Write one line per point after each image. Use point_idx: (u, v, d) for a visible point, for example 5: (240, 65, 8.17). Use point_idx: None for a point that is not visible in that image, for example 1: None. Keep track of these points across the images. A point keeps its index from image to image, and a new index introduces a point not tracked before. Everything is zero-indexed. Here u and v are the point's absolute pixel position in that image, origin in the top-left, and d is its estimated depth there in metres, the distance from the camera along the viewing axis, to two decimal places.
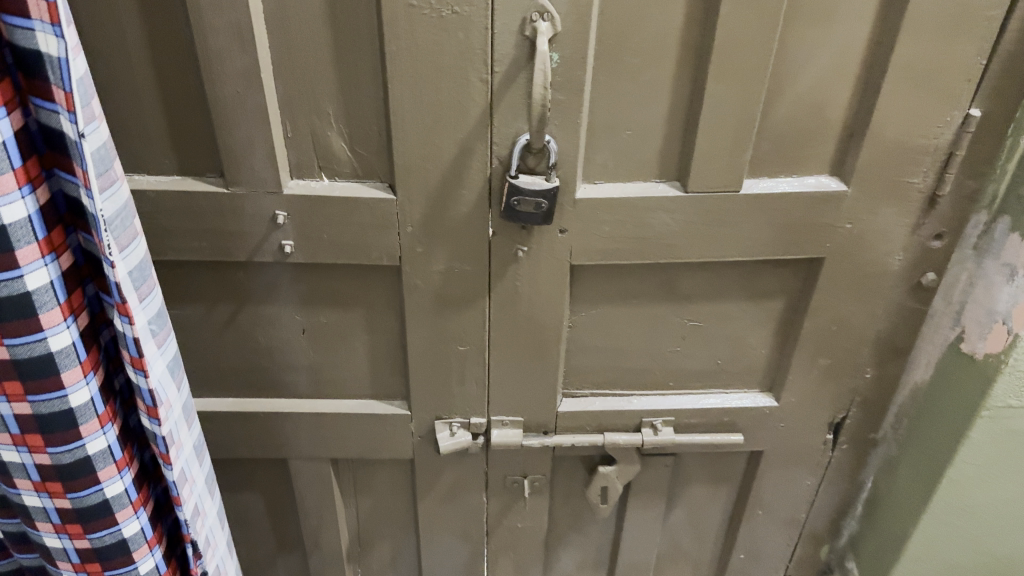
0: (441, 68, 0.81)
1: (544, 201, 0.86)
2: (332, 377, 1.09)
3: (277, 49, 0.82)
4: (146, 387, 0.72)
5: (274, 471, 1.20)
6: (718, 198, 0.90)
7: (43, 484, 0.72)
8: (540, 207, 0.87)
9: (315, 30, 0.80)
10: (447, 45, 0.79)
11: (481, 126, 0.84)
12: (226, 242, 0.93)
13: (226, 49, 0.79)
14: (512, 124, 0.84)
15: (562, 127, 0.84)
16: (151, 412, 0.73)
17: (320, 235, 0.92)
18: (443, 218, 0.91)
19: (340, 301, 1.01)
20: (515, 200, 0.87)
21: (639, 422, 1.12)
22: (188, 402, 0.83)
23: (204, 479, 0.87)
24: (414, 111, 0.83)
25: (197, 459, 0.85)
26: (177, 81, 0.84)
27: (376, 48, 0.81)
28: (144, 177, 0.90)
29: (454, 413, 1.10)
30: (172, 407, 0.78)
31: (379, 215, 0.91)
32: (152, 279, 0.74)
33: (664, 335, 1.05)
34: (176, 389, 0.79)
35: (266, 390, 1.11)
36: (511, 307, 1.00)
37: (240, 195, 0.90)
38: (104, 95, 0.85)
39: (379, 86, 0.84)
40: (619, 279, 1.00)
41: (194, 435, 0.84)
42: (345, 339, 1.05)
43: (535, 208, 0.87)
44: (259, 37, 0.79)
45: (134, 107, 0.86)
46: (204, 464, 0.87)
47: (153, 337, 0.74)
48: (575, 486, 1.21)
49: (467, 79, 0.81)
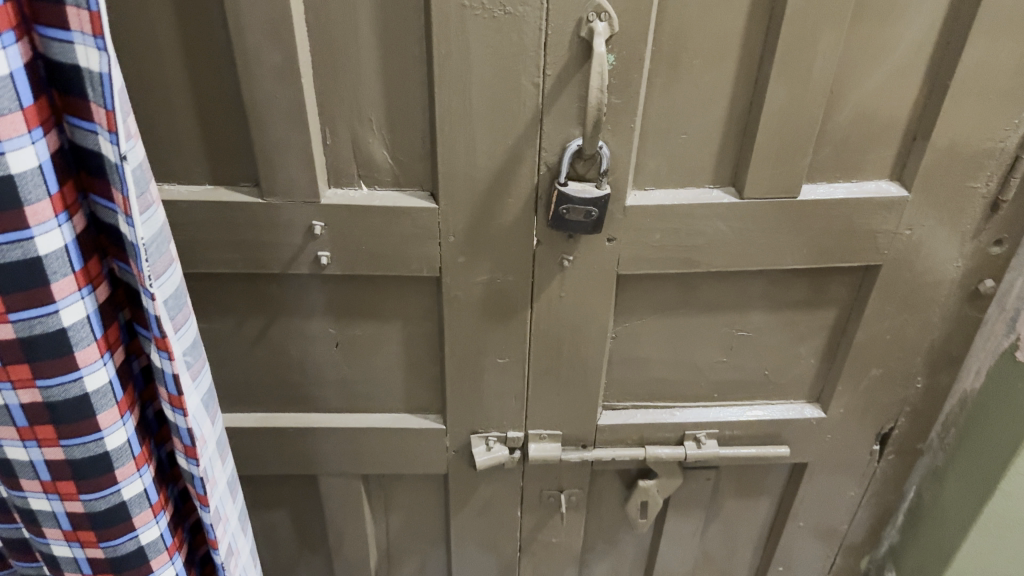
0: (490, 72, 0.77)
1: (594, 209, 0.83)
2: (364, 391, 1.05)
3: (319, 52, 0.78)
4: (185, 426, 0.68)
5: (302, 487, 1.17)
6: (774, 204, 0.86)
7: (75, 532, 0.69)
8: (590, 215, 0.83)
9: (359, 32, 0.76)
10: (498, 47, 0.75)
11: (531, 133, 0.81)
12: (259, 254, 0.90)
13: (265, 52, 0.76)
14: (563, 129, 0.80)
15: (616, 132, 0.80)
16: (189, 452, 0.69)
17: (358, 246, 0.89)
18: (486, 227, 0.88)
19: (375, 314, 0.97)
20: (564, 209, 0.83)
21: (681, 435, 1.09)
22: (222, 436, 0.80)
23: (237, 514, 0.84)
24: (461, 116, 0.79)
25: (231, 494, 0.82)
26: (211, 86, 0.80)
27: (423, 50, 0.77)
28: (174, 187, 0.87)
29: (490, 427, 1.07)
30: (206, 443, 0.75)
31: (420, 225, 0.87)
32: (185, 308, 0.71)
33: (710, 345, 1.01)
34: (210, 423, 0.77)
35: (296, 405, 1.07)
36: (554, 318, 0.96)
37: (275, 205, 0.86)
38: (135, 102, 0.81)
39: (424, 91, 0.80)
40: (666, 288, 0.96)
41: (227, 470, 0.81)
42: (379, 353, 1.01)
43: (585, 217, 0.83)
44: (300, 39, 0.76)
45: (165, 113, 0.82)
46: (237, 499, 0.84)
47: (188, 369, 0.72)
48: (612, 500, 1.18)
49: (518, 83, 0.78)
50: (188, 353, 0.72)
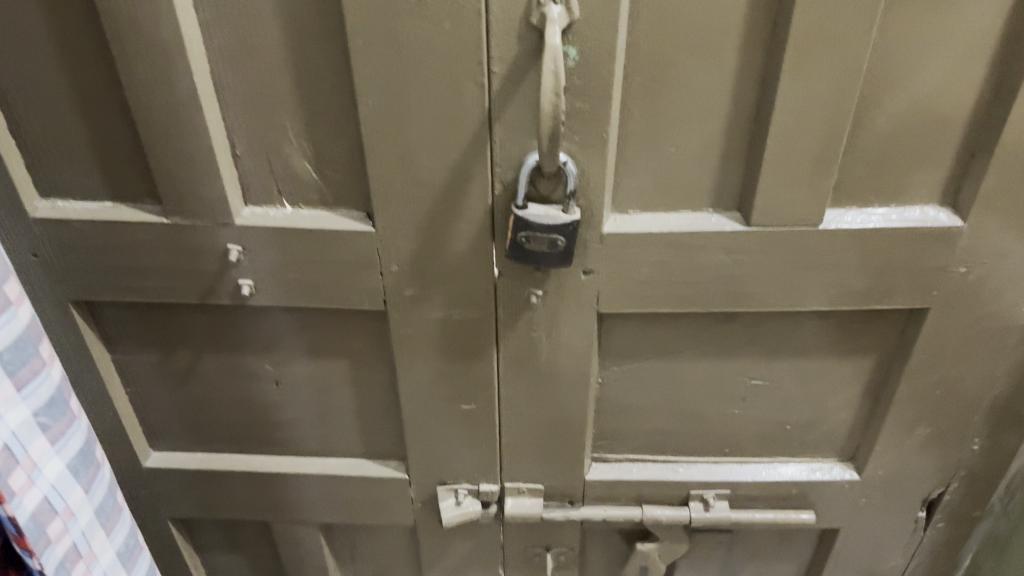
0: (422, 71, 0.62)
1: (560, 239, 0.67)
2: (316, 434, 0.91)
3: (218, 45, 0.64)
4: (5, 515, 0.56)
5: (259, 531, 1.04)
6: (789, 233, 0.69)
7: None
8: (556, 246, 0.67)
9: (262, 20, 0.62)
10: (430, 39, 0.60)
11: (478, 144, 0.65)
12: (171, 281, 0.76)
13: (147, 45, 0.62)
14: (517, 140, 0.65)
15: (585, 144, 0.64)
16: (20, 542, 0.57)
17: (286, 274, 0.75)
18: (435, 256, 0.72)
19: (317, 350, 0.83)
20: (523, 237, 0.67)
21: (686, 494, 0.92)
22: (106, 501, 0.67)
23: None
24: (390, 123, 0.64)
25: (125, 566, 0.70)
26: (98, 87, 0.67)
27: (341, 42, 0.63)
28: (69, 204, 0.74)
29: (460, 479, 0.92)
30: (76, 517, 0.63)
31: (355, 251, 0.72)
32: (36, 360, 0.60)
33: (717, 395, 0.85)
34: (81, 492, 0.64)
35: (241, 444, 0.94)
36: (525, 361, 0.80)
37: (182, 227, 0.72)
38: (11, 106, 0.68)
39: (347, 92, 0.65)
40: (662, 329, 0.79)
41: (119, 539, 0.69)
42: (328, 393, 0.87)
43: (549, 247, 0.68)
44: (188, 30, 0.62)
45: (49, 119, 0.69)
46: (137, 568, 0.72)
47: (41, 433, 0.60)
48: (609, 560, 1.02)
49: (457, 84, 0.62)
50: (39, 413, 0.60)
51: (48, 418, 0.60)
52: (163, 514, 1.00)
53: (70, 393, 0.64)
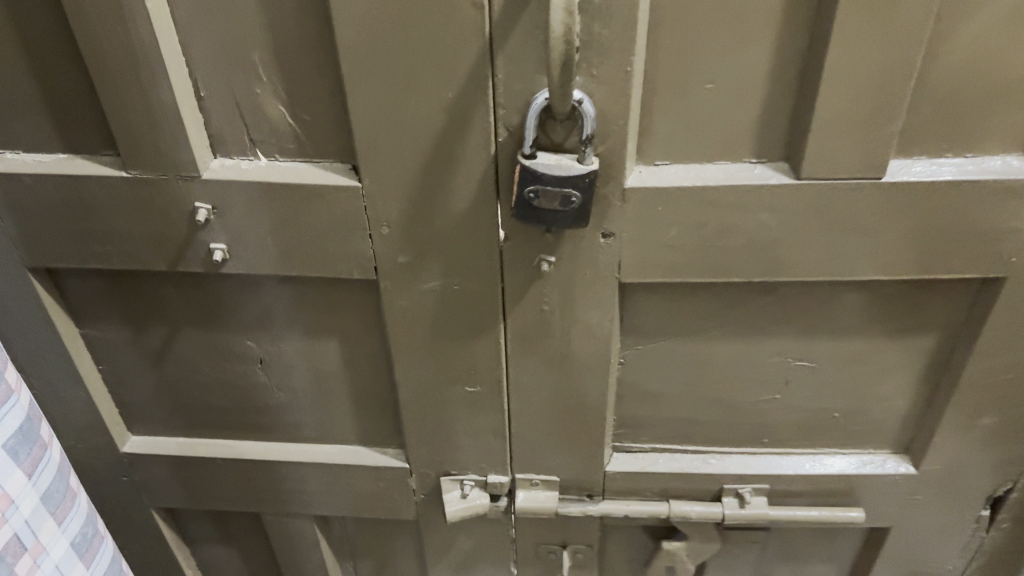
0: None
1: (575, 195, 0.57)
2: (306, 419, 0.83)
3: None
4: None
5: (251, 522, 0.96)
6: (845, 188, 0.59)
7: None
8: (570, 203, 0.57)
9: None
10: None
11: (475, 82, 0.55)
12: (136, 246, 0.68)
13: None
14: (522, 76, 0.55)
15: (601, 79, 0.54)
16: None
17: (262, 238, 0.65)
18: (430, 218, 0.63)
19: (303, 325, 0.74)
20: (530, 193, 0.57)
21: (719, 489, 0.82)
22: (56, 486, 0.59)
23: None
24: (373, 56, 0.55)
25: (83, 559, 0.61)
26: (40, 18, 0.58)
27: None
28: (18, 156, 0.65)
29: (465, 469, 0.83)
30: (13, 503, 0.54)
31: (340, 210, 0.63)
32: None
33: (756, 381, 0.74)
34: (22, 476, 0.56)
35: (226, 429, 0.85)
36: (535, 339, 0.71)
37: (144, 182, 0.63)
38: None
39: (323, 21, 0.55)
40: (693, 305, 0.69)
41: (73, 528, 0.60)
42: (317, 374, 0.78)
43: (561, 205, 0.57)
44: None
45: None
46: (99, 562, 0.63)
47: None
48: (632, 559, 0.93)
49: (450, 7, 0.52)
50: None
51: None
52: (146, 504, 0.92)
53: (4, 363, 0.56)
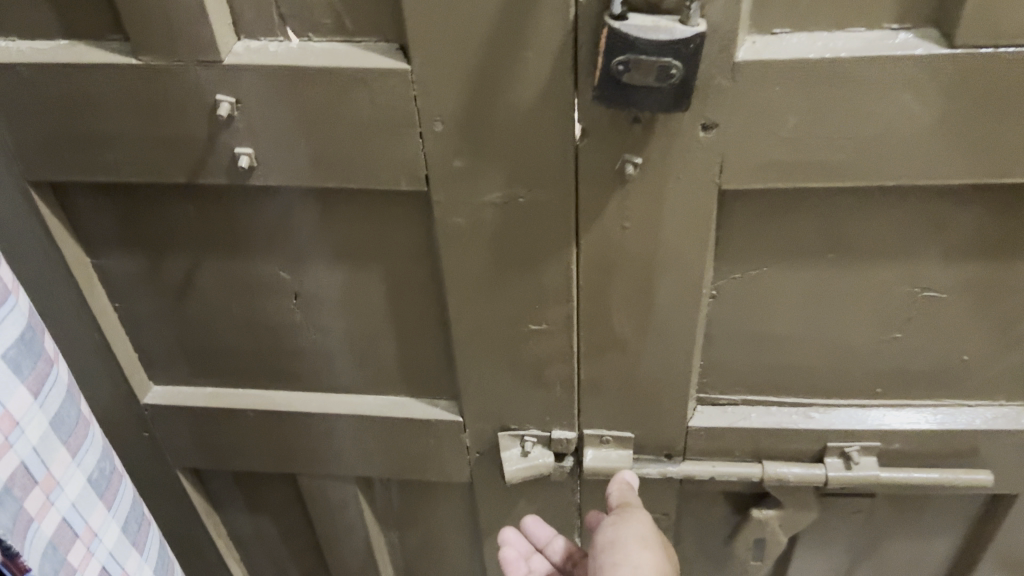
0: None
1: (676, 67, 0.46)
2: (346, 365, 0.73)
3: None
4: None
5: (285, 486, 0.87)
6: (1011, 57, 0.48)
7: None
8: (669, 77, 0.46)
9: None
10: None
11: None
12: (150, 152, 0.58)
13: None
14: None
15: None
16: None
17: (296, 138, 0.56)
18: (493, 108, 0.52)
19: (343, 251, 0.64)
20: (619, 65, 0.46)
21: (822, 448, 0.71)
22: (67, 412, 0.51)
23: (124, 526, 0.55)
24: None
25: (104, 498, 0.53)
26: None
27: None
28: (13, 44, 0.56)
29: (526, 424, 0.73)
30: (18, 426, 0.46)
31: (385, 101, 0.53)
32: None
33: (872, 316, 0.63)
34: (27, 397, 0.47)
35: (258, 378, 0.76)
36: (614, 266, 0.60)
37: (155, 70, 0.54)
38: None
39: None
40: (803, 220, 0.58)
41: (90, 462, 0.52)
42: (358, 311, 0.68)
43: (658, 79, 0.46)
44: None
45: None
46: (120, 502, 0.55)
47: None
48: (711, 531, 0.82)
49: None
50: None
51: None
52: (170, 464, 0.84)
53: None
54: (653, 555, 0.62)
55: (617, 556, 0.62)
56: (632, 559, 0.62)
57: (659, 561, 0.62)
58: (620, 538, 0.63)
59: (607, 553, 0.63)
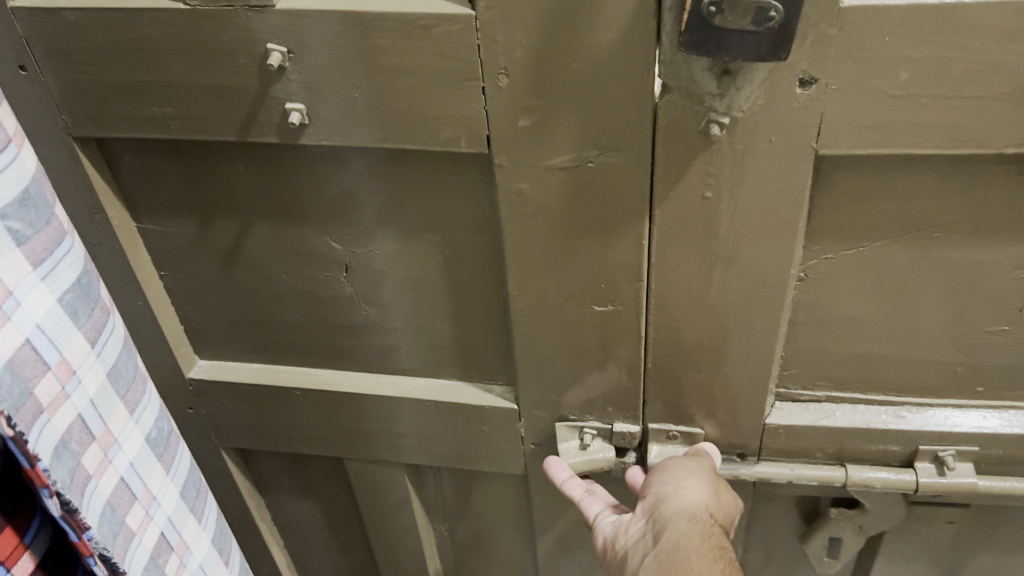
0: None
1: (774, 9, 0.42)
2: (397, 344, 0.69)
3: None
4: None
5: (331, 471, 0.83)
6: None
7: None
8: (767, 20, 0.42)
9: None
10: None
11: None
12: (199, 106, 0.55)
13: None
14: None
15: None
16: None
17: (348, 93, 0.52)
18: (564, 59, 0.48)
19: (397, 220, 0.60)
20: (711, 5, 0.42)
21: (913, 451, 0.64)
22: (125, 368, 0.50)
23: (180, 490, 0.55)
24: None
25: (161, 460, 0.53)
26: None
27: None
28: None
29: (587, 414, 0.68)
30: (76, 376, 0.46)
31: (446, 52, 0.49)
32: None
33: (978, 303, 0.57)
34: (88, 347, 0.47)
35: (306, 355, 0.73)
36: (691, 242, 0.55)
37: (204, 15, 0.51)
38: None
39: None
40: (905, 192, 0.52)
41: (147, 421, 0.52)
42: (412, 286, 0.64)
43: (755, 22, 0.42)
44: None
45: None
46: (176, 465, 0.55)
47: (19, 244, 0.42)
48: (783, 537, 0.76)
49: None
50: (8, 213, 0.41)
51: (22, 224, 0.42)
52: (216, 441, 0.81)
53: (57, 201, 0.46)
54: (700, 479, 0.59)
55: (664, 475, 0.60)
56: (679, 478, 0.59)
57: (706, 483, 0.59)
58: (670, 464, 0.61)
59: (654, 474, 0.61)
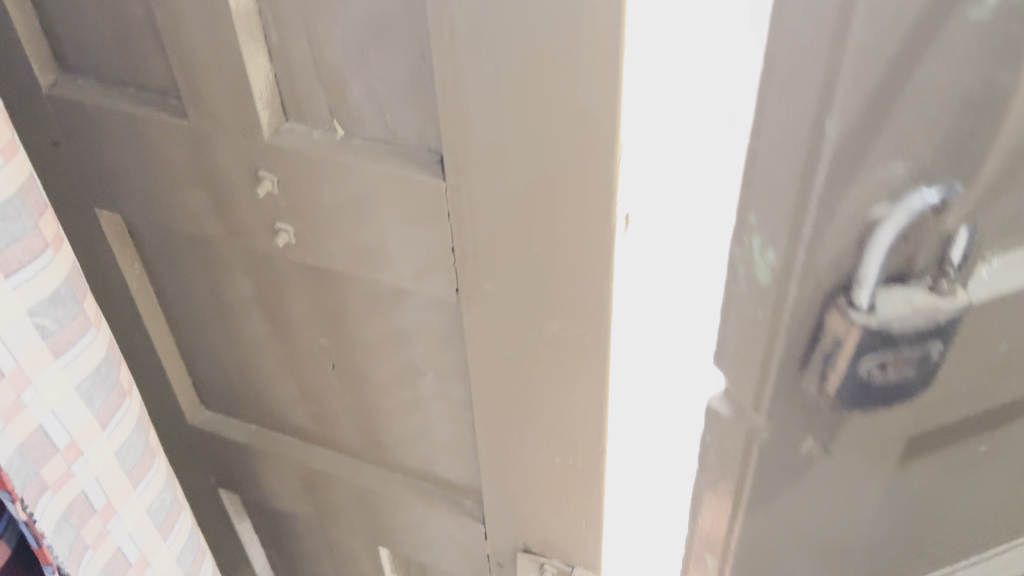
0: None
1: (935, 348, 0.40)
2: (380, 440, 0.71)
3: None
4: None
5: (320, 534, 0.86)
6: None
7: None
8: (929, 362, 0.40)
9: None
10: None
11: (806, 143, 0.34)
12: (200, 207, 0.58)
13: None
14: (849, 179, 0.35)
15: (905, 151, 0.34)
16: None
17: (334, 227, 0.54)
18: (530, 237, 0.48)
19: (380, 339, 0.62)
20: (873, 368, 0.39)
21: None
22: (136, 443, 0.56)
23: (177, 553, 0.61)
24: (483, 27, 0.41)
25: (161, 528, 0.59)
26: None
27: None
28: (91, 85, 0.58)
29: (546, 550, 0.68)
30: (83, 456, 0.51)
31: (419, 210, 0.50)
32: (36, 239, 0.46)
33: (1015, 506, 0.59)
34: (99, 430, 0.52)
35: (301, 427, 0.76)
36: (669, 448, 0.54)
37: (205, 136, 0.53)
38: None
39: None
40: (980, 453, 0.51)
41: (151, 493, 0.57)
42: (393, 396, 0.66)
43: (912, 368, 0.40)
44: None
45: None
46: (176, 531, 0.61)
47: (48, 337, 0.48)
48: None
49: None
50: (38, 311, 0.46)
51: (49, 320, 0.47)
52: (212, 484, 0.85)
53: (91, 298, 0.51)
54: None
55: None
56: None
57: None
58: None
59: None
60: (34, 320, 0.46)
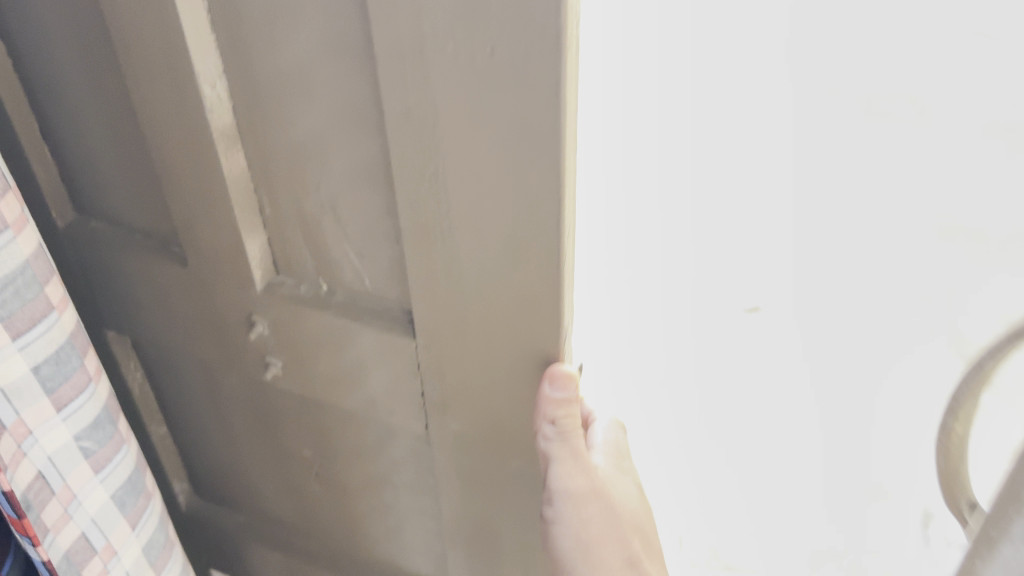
0: (464, 169, 0.44)
1: None
2: (356, 540, 0.77)
3: (235, 66, 0.48)
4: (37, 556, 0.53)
5: None
6: None
7: None
8: None
9: (284, 41, 0.45)
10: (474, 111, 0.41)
11: None
12: (198, 336, 0.65)
13: (156, 80, 0.49)
14: None
15: None
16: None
17: (316, 367, 0.60)
18: (484, 391, 0.54)
19: (356, 459, 0.68)
20: None
21: None
22: (158, 539, 0.62)
23: None
24: (443, 231, 0.47)
25: None
26: (122, 114, 0.55)
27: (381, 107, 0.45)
28: (106, 226, 0.64)
29: None
30: (117, 555, 0.58)
31: (395, 365, 0.56)
32: (81, 374, 0.54)
33: None
34: (130, 535, 0.59)
35: (286, 524, 0.81)
36: None
37: (202, 279, 0.59)
38: (50, 119, 0.59)
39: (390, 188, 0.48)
40: None
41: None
42: (370, 504, 0.72)
43: None
44: (207, 75, 0.48)
45: (81, 136, 0.59)
46: None
47: (85, 457, 0.55)
48: None
49: (517, 182, 0.43)
50: (82, 436, 0.54)
51: (90, 440, 0.54)
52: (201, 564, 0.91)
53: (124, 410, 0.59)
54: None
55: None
56: None
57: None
58: None
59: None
60: (76, 442, 0.54)
